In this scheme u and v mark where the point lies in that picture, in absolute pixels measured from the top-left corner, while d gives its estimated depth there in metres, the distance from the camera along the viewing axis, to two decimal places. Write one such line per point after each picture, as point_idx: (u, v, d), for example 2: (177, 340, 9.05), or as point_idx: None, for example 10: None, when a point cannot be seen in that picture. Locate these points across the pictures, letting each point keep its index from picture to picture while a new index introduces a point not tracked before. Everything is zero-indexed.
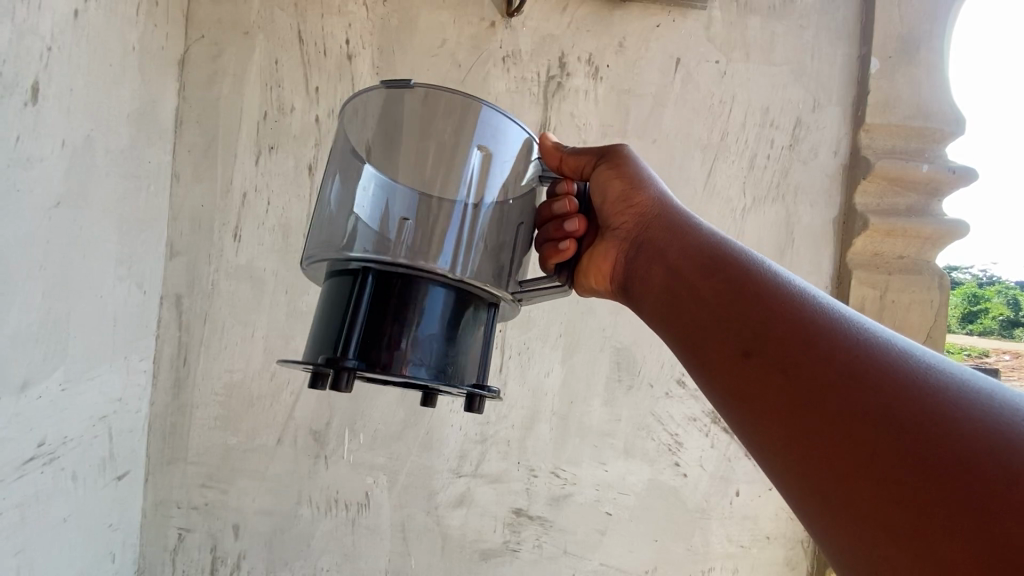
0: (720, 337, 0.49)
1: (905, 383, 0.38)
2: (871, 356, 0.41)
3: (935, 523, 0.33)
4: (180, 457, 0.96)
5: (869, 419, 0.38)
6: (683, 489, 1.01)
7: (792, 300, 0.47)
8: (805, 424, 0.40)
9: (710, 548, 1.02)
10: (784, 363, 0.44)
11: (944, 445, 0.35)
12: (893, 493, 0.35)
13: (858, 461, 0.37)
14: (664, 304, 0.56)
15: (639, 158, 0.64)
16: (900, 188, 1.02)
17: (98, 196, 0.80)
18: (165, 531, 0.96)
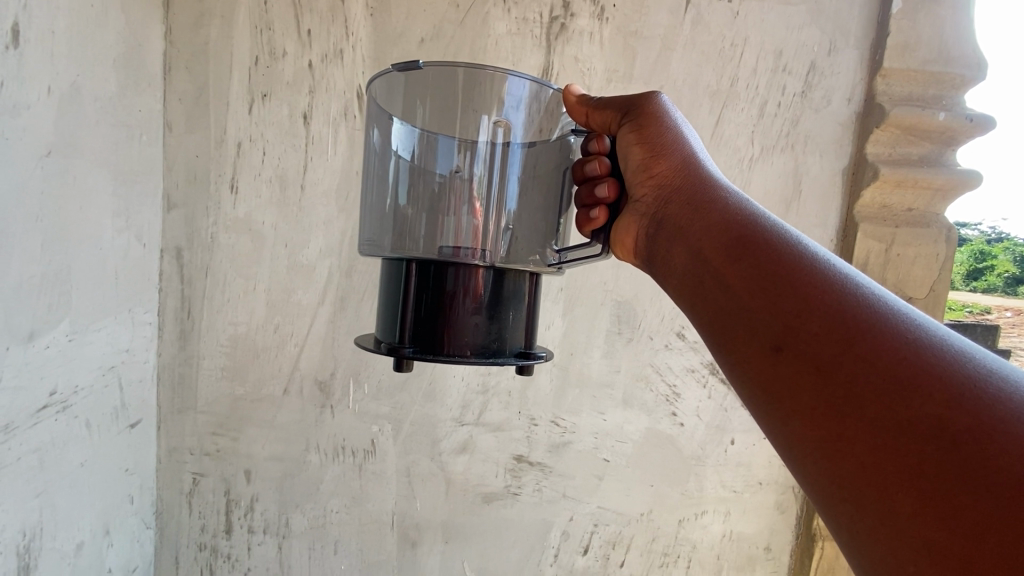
0: (750, 326, 0.47)
1: (944, 385, 0.37)
2: (912, 354, 0.39)
3: (969, 534, 0.33)
4: (190, 406, 0.99)
5: (905, 425, 0.37)
6: (679, 437, 1.04)
7: (830, 290, 0.45)
8: (842, 429, 0.39)
9: (703, 493, 1.06)
10: (817, 359, 0.42)
11: (988, 462, 0.34)
12: (928, 501, 0.35)
13: (891, 466, 0.36)
14: (690, 289, 0.54)
15: (659, 116, 0.61)
16: (914, 137, 0.99)
17: (90, 145, 0.78)
18: (181, 475, 1.00)
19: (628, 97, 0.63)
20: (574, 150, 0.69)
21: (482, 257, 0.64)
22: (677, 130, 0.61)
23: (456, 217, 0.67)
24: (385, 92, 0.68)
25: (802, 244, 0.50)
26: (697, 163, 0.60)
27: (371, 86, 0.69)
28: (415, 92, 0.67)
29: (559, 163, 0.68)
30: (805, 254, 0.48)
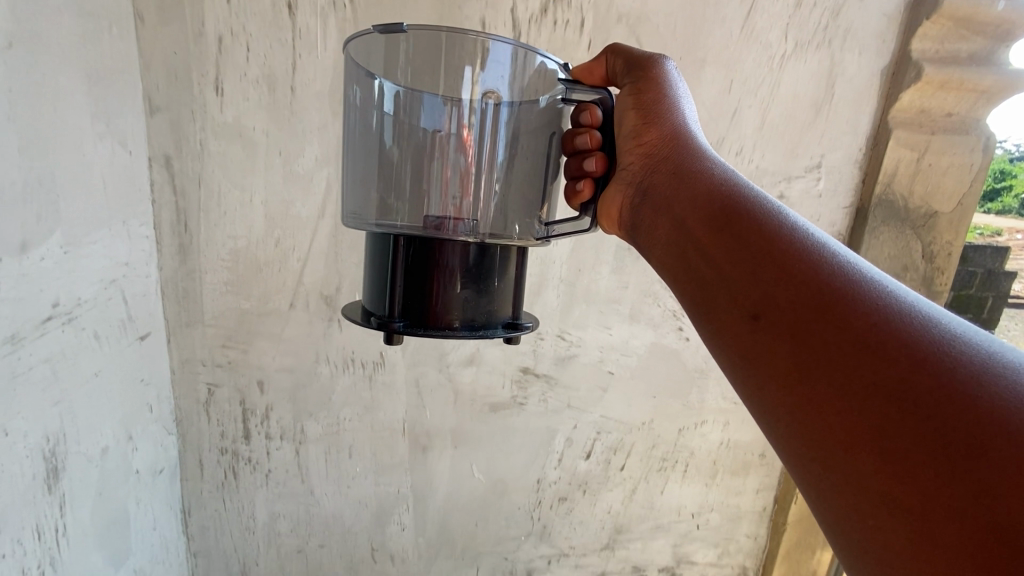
0: (733, 296, 0.50)
1: (913, 350, 0.39)
2: (884, 321, 0.41)
3: (926, 491, 0.35)
4: (197, 320, 0.99)
5: (871, 388, 0.39)
6: (684, 351, 1.05)
7: (810, 262, 0.47)
8: (813, 394, 0.42)
9: (704, 404, 1.09)
10: (792, 328, 0.45)
11: (949, 424, 0.36)
12: (889, 460, 0.37)
13: (857, 427, 0.39)
14: (680, 258, 0.57)
15: (650, 85, 0.66)
16: (966, 31, 0.89)
17: (55, 37, 0.71)
18: (195, 386, 1.02)
19: (632, 64, 0.68)
20: (564, 116, 0.71)
21: (468, 223, 0.70)
22: (667, 97, 0.65)
23: (441, 181, 0.72)
24: (367, 52, 0.68)
25: (788, 216, 0.52)
26: (686, 130, 0.64)
27: (348, 49, 0.68)
28: (396, 52, 0.68)
29: (545, 127, 0.71)
30: (786, 222, 0.51)
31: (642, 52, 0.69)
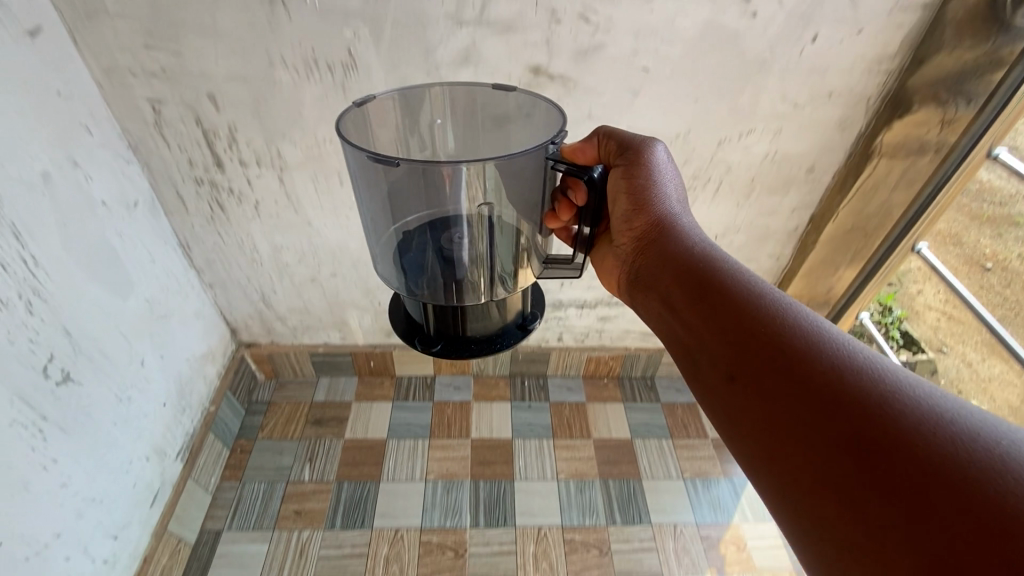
0: (710, 357, 0.50)
1: (877, 420, 0.38)
2: (850, 391, 0.41)
3: (887, 563, 0.34)
4: (98, 8, 0.74)
5: (835, 454, 0.39)
6: (745, 35, 0.80)
7: (785, 326, 0.47)
8: (789, 470, 0.42)
9: (756, 109, 0.89)
10: (763, 393, 0.45)
11: (905, 496, 0.35)
12: (856, 525, 0.37)
13: (822, 494, 0.39)
14: (671, 319, 0.56)
15: (640, 168, 0.63)
16: None
17: None
18: (135, 104, 0.84)
19: (630, 141, 0.65)
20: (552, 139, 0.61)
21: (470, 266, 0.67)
22: (657, 183, 0.62)
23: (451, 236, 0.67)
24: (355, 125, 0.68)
25: (767, 288, 0.51)
26: (669, 208, 0.61)
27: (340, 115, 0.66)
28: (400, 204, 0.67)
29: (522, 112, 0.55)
30: (767, 293, 0.50)
31: (635, 135, 0.65)
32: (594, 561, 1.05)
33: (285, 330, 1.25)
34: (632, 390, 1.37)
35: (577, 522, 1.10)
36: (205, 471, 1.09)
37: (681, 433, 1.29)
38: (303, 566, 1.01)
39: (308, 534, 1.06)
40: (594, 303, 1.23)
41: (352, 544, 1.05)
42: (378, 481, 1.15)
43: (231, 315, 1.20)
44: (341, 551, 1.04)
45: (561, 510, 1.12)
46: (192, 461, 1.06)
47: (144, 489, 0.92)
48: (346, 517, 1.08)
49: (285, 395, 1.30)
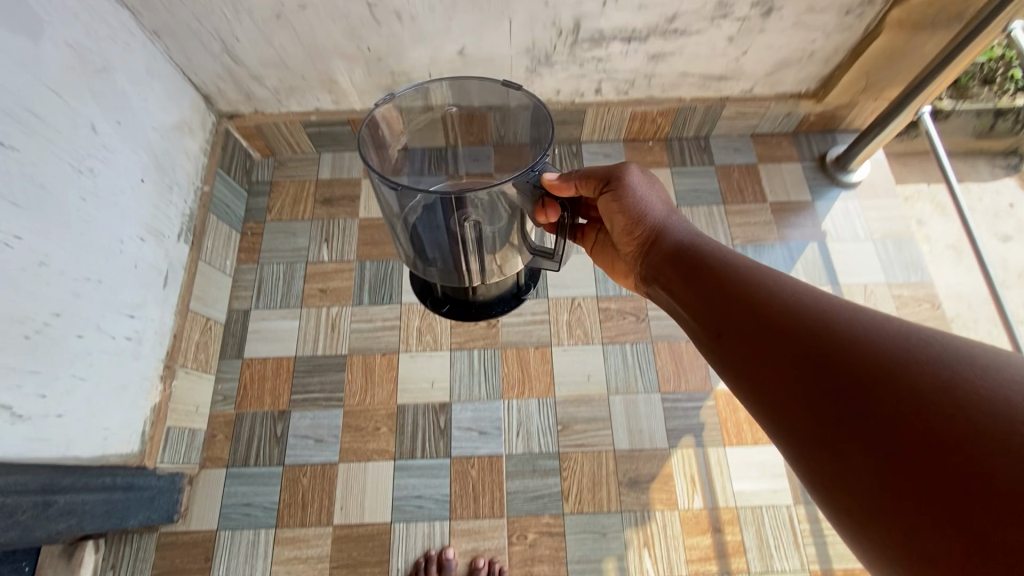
0: (702, 316, 0.51)
1: (859, 360, 0.37)
2: (829, 334, 0.39)
3: (893, 509, 0.32)
4: None
5: (819, 398, 0.38)
6: None
7: (764, 286, 0.47)
8: (783, 418, 0.39)
9: None
10: (748, 345, 0.44)
11: (901, 434, 0.33)
12: (857, 470, 0.34)
13: (817, 439, 0.37)
14: (669, 289, 0.57)
15: (628, 194, 0.64)
16: None
17: None
18: None
19: (608, 167, 0.65)
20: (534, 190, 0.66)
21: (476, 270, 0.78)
22: (645, 206, 0.63)
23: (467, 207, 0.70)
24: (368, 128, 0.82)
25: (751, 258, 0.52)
26: (656, 210, 0.63)
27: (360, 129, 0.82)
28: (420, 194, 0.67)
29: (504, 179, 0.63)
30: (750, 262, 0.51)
31: (611, 163, 0.65)
32: (632, 328, 1.01)
33: (267, 93, 1.04)
34: (682, 154, 1.16)
35: (614, 292, 1.04)
36: (218, 254, 1.03)
37: (735, 198, 1.12)
38: (336, 338, 1.01)
39: (336, 310, 1.03)
40: (644, 33, 0.94)
41: (382, 318, 1.02)
42: (401, 259, 1.07)
43: (196, 76, 0.99)
44: (372, 325, 1.02)
45: (598, 281, 1.05)
46: (199, 243, 0.98)
47: (150, 270, 0.86)
48: (372, 294, 1.04)
49: (287, 174, 1.16)
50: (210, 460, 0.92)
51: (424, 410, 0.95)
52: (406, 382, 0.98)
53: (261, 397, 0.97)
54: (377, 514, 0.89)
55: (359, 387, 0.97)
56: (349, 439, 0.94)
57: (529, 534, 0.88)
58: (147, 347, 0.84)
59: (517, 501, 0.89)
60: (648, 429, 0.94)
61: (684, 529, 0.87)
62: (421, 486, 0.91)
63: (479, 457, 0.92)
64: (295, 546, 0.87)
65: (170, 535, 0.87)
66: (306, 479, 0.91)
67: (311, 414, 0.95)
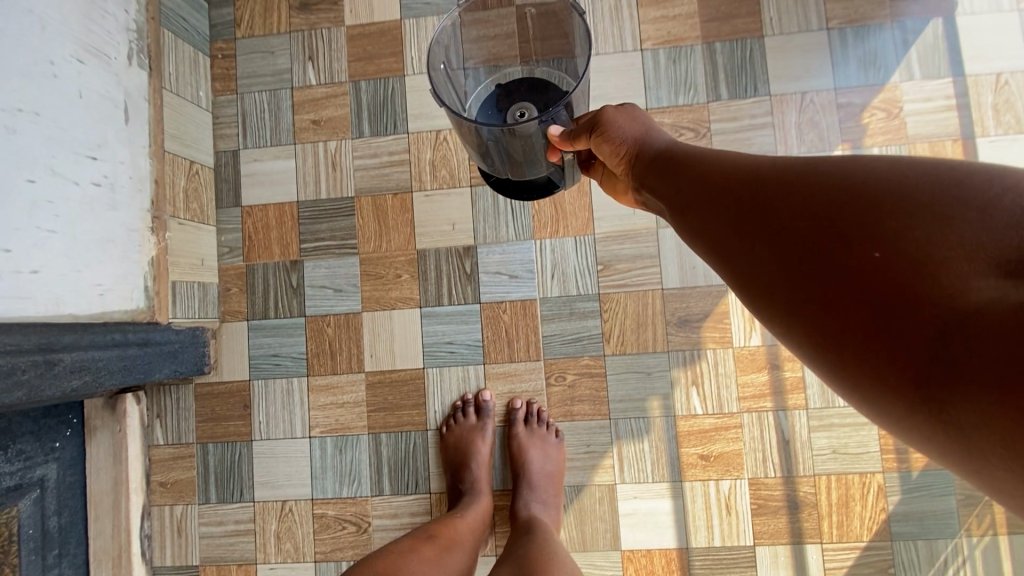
0: (670, 202, 0.45)
1: (818, 201, 0.32)
2: (785, 185, 0.34)
3: (878, 348, 0.27)
4: None
5: (779, 254, 0.32)
6: None
7: (718, 161, 0.42)
8: (757, 286, 0.34)
9: None
10: (709, 217, 0.39)
11: (867, 269, 0.28)
12: (833, 320, 0.29)
13: (787, 300, 0.31)
14: (645, 187, 0.50)
15: (613, 128, 0.54)
16: None
17: None
18: None
19: (598, 112, 0.55)
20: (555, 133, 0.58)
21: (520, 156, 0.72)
22: (635, 129, 0.53)
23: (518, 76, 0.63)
24: None
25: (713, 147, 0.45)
26: (645, 128, 0.53)
27: None
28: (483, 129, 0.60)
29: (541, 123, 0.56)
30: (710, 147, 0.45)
31: (602, 107, 0.55)
32: None
33: None
34: None
35: (668, 102, 0.83)
36: (186, 84, 0.86)
37: None
38: (340, 179, 0.88)
39: (335, 145, 0.88)
40: None
41: (389, 152, 0.87)
42: (402, 77, 0.88)
43: None
44: (378, 160, 0.87)
45: (647, 89, 0.84)
46: (159, 69, 0.81)
47: (100, 99, 0.71)
48: (374, 123, 0.87)
49: None
50: (228, 314, 0.87)
51: (447, 254, 0.85)
52: (424, 223, 0.86)
53: (269, 247, 0.88)
54: (408, 361, 0.85)
55: (373, 232, 0.87)
56: (369, 288, 0.86)
57: (568, 377, 0.83)
58: (123, 194, 0.73)
59: (555, 345, 0.83)
60: (703, 264, 0.82)
61: (738, 367, 0.80)
62: (451, 333, 0.85)
63: (511, 301, 0.84)
64: (330, 393, 0.86)
65: (205, 386, 0.86)
66: (330, 330, 0.86)
67: (325, 263, 0.87)
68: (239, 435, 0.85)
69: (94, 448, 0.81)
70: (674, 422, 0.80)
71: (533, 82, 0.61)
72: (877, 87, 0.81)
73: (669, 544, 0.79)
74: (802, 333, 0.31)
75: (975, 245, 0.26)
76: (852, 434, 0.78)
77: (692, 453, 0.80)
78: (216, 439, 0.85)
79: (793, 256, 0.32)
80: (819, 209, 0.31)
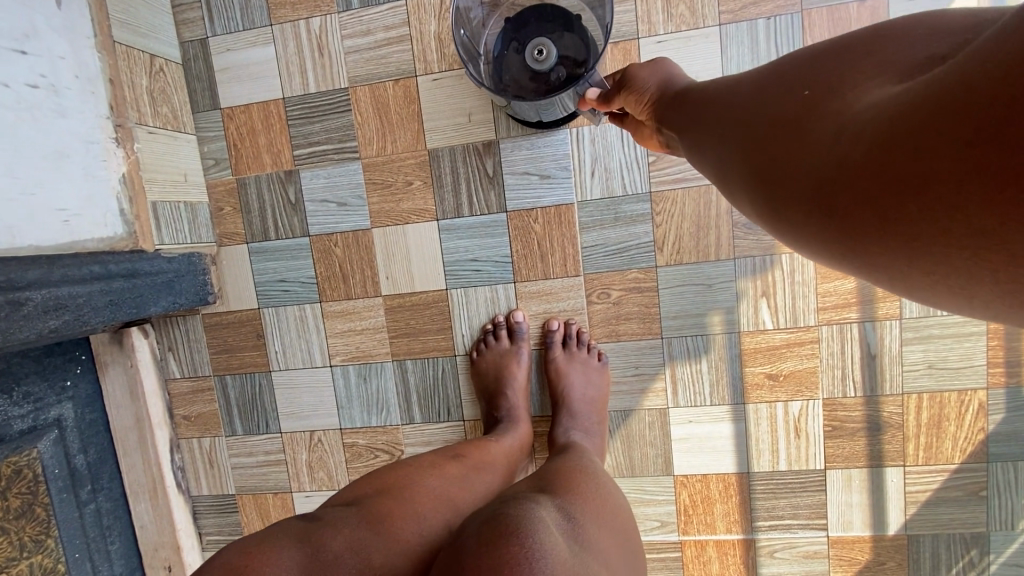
0: (672, 126, 0.47)
1: (763, 85, 0.35)
2: (745, 82, 0.37)
3: (800, 177, 0.28)
4: None
5: (733, 137, 0.35)
6: None
7: (705, 82, 0.44)
8: (726, 176, 0.36)
9: None
10: (694, 130, 0.42)
11: (789, 118, 0.30)
12: (768, 171, 0.30)
13: (742, 174, 0.34)
14: (660, 126, 0.50)
15: (635, 70, 0.54)
16: None
17: None
18: None
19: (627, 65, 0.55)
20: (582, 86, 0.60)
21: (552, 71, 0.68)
22: (653, 67, 0.54)
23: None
24: None
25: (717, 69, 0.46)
26: (662, 64, 0.54)
27: None
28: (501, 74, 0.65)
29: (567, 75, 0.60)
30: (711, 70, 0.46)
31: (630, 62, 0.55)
32: None
33: None
34: None
35: None
36: None
37: None
38: (330, 67, 0.72)
39: (319, 22, 0.72)
40: None
41: (385, 27, 0.70)
42: None
43: None
44: (372, 39, 0.71)
45: None
46: None
47: None
48: None
49: None
50: (226, 236, 0.78)
51: (465, 155, 0.71)
52: (435, 117, 0.71)
53: (259, 157, 0.76)
54: (429, 282, 0.75)
55: (375, 132, 0.73)
56: (378, 200, 0.74)
57: (613, 292, 0.71)
58: (71, 98, 0.60)
59: (597, 256, 0.71)
60: None
61: (818, 274, 0.67)
62: (475, 248, 0.73)
63: (544, 207, 0.71)
64: (347, 319, 0.78)
65: (213, 316, 0.79)
66: (339, 250, 0.76)
67: (324, 173, 0.75)
68: (256, 366, 0.80)
69: (108, 383, 0.76)
70: (738, 339, 0.70)
71: (546, 9, 0.61)
72: None
73: (728, 469, 0.72)
74: (753, 197, 0.32)
75: (888, 69, 0.27)
76: (954, 347, 0.66)
77: (758, 373, 0.70)
78: (233, 371, 0.80)
79: (741, 134, 0.34)
80: (765, 94, 0.34)
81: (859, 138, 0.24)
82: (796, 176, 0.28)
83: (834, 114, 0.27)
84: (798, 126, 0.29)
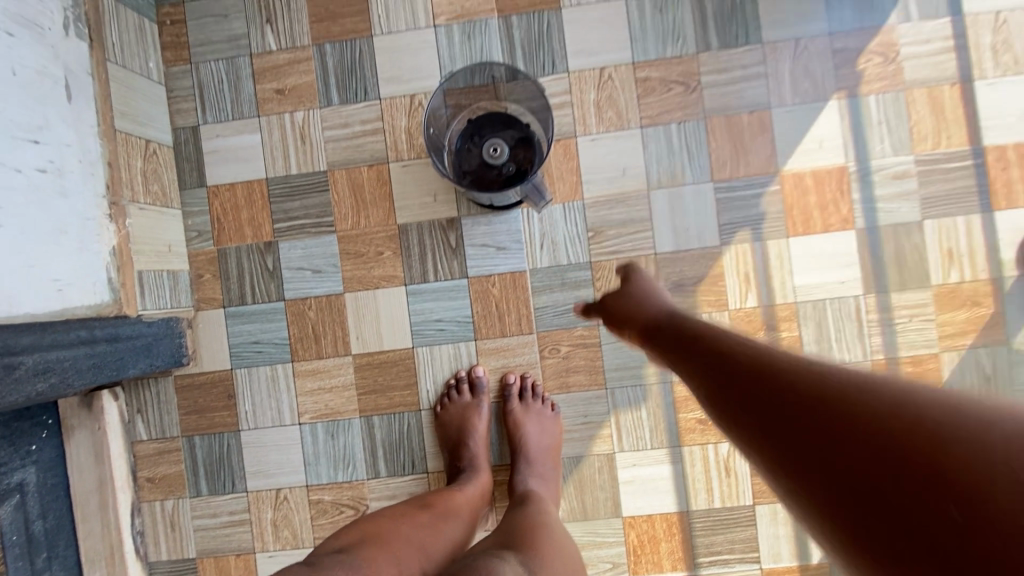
0: (673, 348, 0.47)
1: (783, 383, 0.34)
2: (764, 370, 0.36)
3: (831, 483, 0.29)
4: None
5: (750, 412, 0.35)
6: None
7: (727, 338, 0.43)
8: (739, 436, 0.36)
9: None
10: (707, 372, 0.41)
11: (822, 426, 0.30)
12: (789, 459, 0.31)
13: (765, 459, 0.33)
14: (653, 343, 0.50)
15: (631, 291, 0.58)
16: None
17: None
18: None
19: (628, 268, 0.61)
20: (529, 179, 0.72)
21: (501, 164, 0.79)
22: (642, 297, 0.57)
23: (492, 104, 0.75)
24: None
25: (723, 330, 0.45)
26: (658, 301, 0.56)
27: None
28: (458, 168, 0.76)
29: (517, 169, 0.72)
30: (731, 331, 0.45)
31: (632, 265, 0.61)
32: (678, 103, 0.78)
33: None
34: None
35: (655, 55, 0.78)
36: (133, 54, 0.79)
37: None
38: (311, 152, 0.82)
39: (302, 115, 0.82)
40: None
41: (362, 121, 0.81)
42: (370, 37, 0.81)
43: None
44: (350, 130, 0.82)
45: (633, 41, 0.78)
46: (100, 39, 0.74)
47: (37, 75, 0.64)
48: (342, 90, 0.81)
49: None
50: (204, 301, 0.83)
51: (430, 228, 0.81)
52: (403, 196, 0.81)
53: (240, 229, 0.83)
54: (396, 341, 0.82)
55: (350, 208, 0.82)
56: (350, 268, 0.82)
57: (562, 348, 0.81)
58: (72, 180, 0.67)
59: (547, 316, 0.80)
60: (696, 226, 0.79)
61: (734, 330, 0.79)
62: (438, 310, 0.82)
63: (500, 274, 0.81)
64: (317, 377, 0.83)
65: (185, 378, 0.83)
66: (313, 313, 0.83)
67: (301, 244, 0.83)
68: (226, 426, 0.83)
69: (73, 447, 0.76)
70: (671, 388, 0.79)
71: (505, 117, 0.74)
72: (874, 30, 0.77)
73: (670, 508, 0.79)
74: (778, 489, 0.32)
75: (923, 407, 0.28)
76: None
77: (690, 418, 0.79)
78: (202, 431, 0.83)
79: (753, 414, 0.35)
80: (796, 397, 0.33)
81: (895, 488, 0.26)
82: (823, 484, 0.29)
83: (884, 436, 0.28)
84: (834, 437, 0.29)
